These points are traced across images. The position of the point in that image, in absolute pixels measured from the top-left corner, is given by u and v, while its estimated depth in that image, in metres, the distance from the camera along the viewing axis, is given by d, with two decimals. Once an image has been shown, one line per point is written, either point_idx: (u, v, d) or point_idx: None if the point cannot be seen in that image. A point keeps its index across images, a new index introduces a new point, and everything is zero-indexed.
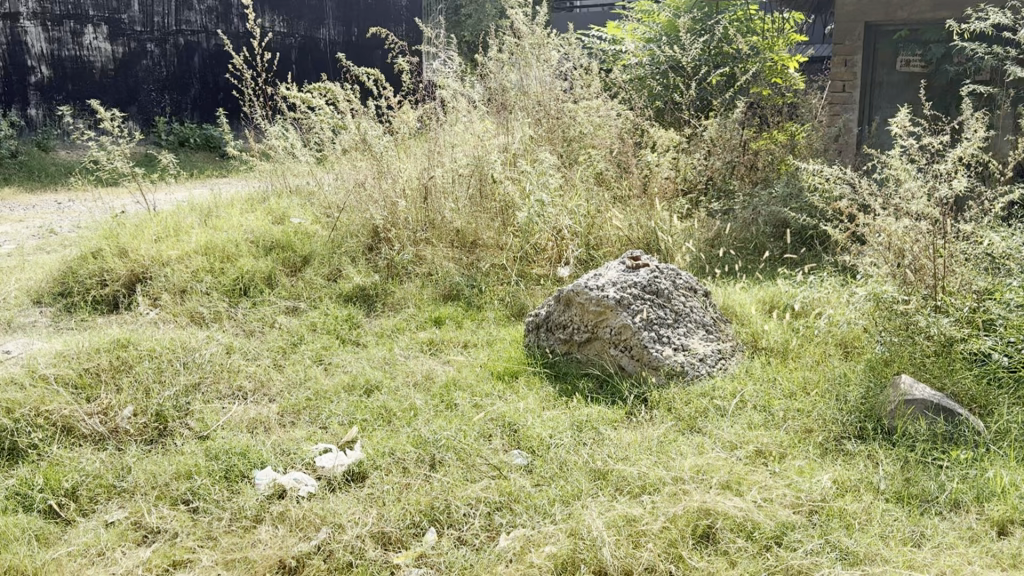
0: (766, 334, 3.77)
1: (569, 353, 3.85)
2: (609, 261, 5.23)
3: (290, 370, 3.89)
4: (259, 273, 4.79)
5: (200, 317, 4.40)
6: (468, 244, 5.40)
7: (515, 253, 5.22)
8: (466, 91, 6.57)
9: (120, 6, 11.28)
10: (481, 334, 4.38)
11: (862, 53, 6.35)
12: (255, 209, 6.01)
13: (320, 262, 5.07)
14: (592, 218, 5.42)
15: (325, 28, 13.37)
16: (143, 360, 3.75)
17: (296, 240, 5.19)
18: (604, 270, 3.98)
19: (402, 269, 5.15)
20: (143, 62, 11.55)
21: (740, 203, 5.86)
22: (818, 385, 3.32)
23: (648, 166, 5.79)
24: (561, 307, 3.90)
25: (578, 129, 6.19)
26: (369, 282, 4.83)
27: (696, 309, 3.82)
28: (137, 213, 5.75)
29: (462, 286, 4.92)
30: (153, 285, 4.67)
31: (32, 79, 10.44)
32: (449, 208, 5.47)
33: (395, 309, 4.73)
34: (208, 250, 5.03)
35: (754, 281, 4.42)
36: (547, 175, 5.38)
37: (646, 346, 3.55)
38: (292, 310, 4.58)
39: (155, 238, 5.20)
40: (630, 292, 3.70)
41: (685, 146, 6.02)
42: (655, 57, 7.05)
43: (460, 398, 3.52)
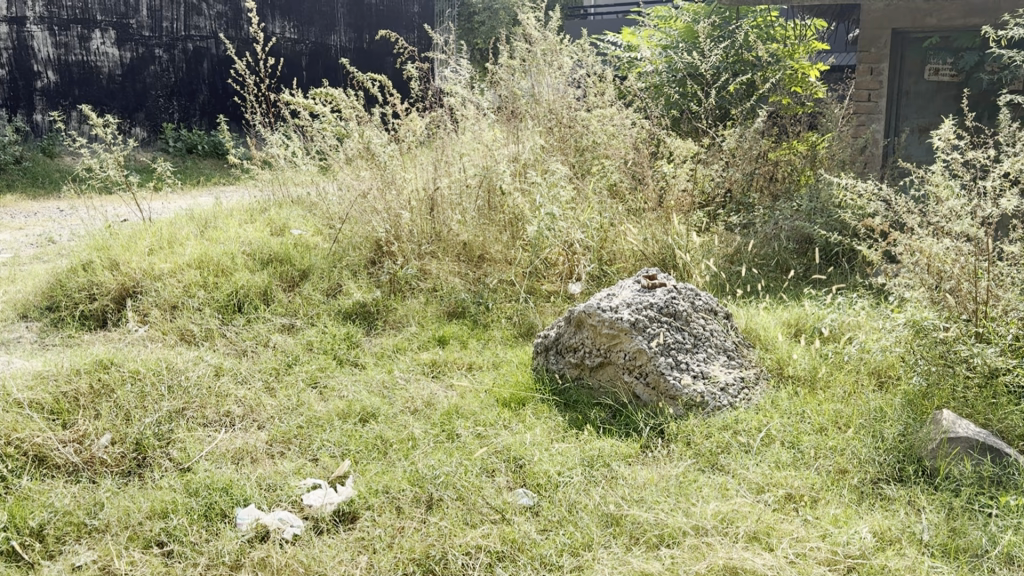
0: (792, 361, 3.51)
1: (579, 379, 3.60)
2: (622, 277, 4.98)
3: (283, 394, 3.66)
4: (254, 288, 4.55)
5: (191, 335, 4.17)
6: (476, 258, 5.17)
7: (524, 268, 4.98)
8: (476, 98, 6.34)
9: (128, 10, 11.08)
10: (487, 355, 4.14)
11: (889, 61, 6.08)
12: (255, 220, 5.78)
13: (320, 276, 4.83)
14: (605, 232, 5.18)
15: (337, 35, 13.21)
16: (126, 383, 3.52)
17: (295, 253, 4.96)
18: (618, 289, 3.74)
19: (405, 284, 4.90)
20: (151, 68, 11.38)
21: (760, 217, 5.61)
22: (851, 420, 3.06)
23: (664, 178, 5.55)
24: (572, 329, 3.65)
25: (592, 138, 5.95)
26: (370, 298, 4.60)
27: (717, 333, 3.56)
28: (132, 223, 5.53)
29: (468, 303, 4.68)
30: (144, 300, 4.45)
31: (38, 85, 10.27)
32: (456, 221, 5.25)
33: (397, 327, 4.49)
34: (202, 263, 4.79)
35: (777, 301, 4.16)
36: (559, 186, 5.15)
37: (662, 373, 3.29)
38: (288, 328, 4.35)
39: (148, 250, 4.98)
40: (646, 315, 3.45)
41: (704, 157, 5.78)
42: (673, 63, 6.74)
43: (462, 428, 3.28)
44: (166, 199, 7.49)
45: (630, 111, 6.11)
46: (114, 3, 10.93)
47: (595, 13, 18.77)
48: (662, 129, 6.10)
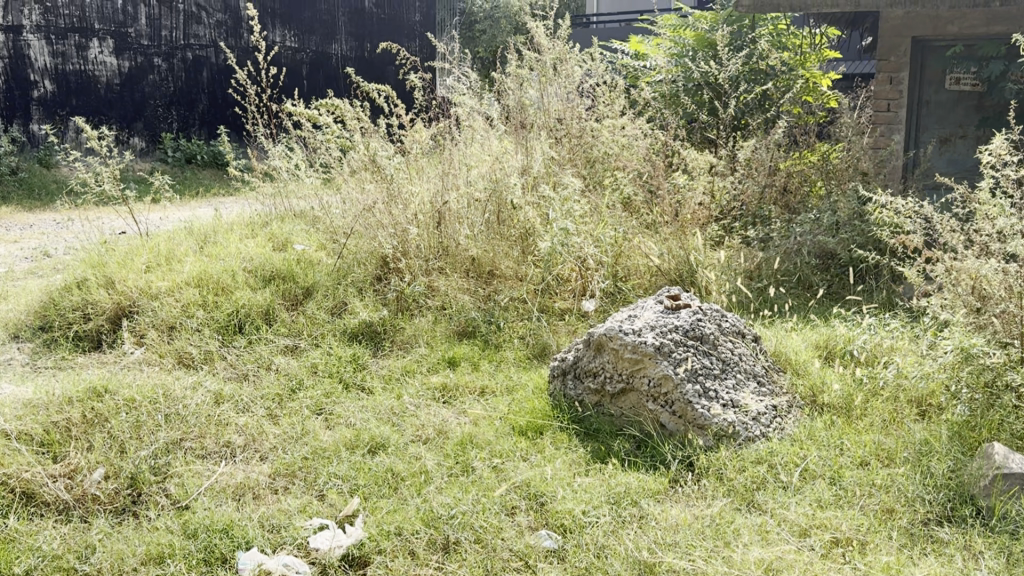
0: (826, 388, 3.32)
1: (599, 406, 3.41)
2: (638, 294, 4.80)
3: (286, 422, 3.46)
4: (256, 307, 4.36)
5: (190, 358, 3.98)
6: (485, 274, 4.98)
7: (536, 285, 4.80)
8: (483, 108, 6.17)
9: (127, 19, 10.91)
10: (500, 378, 3.95)
11: (909, 70, 5.87)
12: (256, 234, 5.59)
13: (324, 294, 4.64)
14: (620, 247, 4.99)
15: (338, 44, 13.04)
16: (120, 413, 3.33)
17: (298, 270, 4.76)
18: (640, 311, 3.55)
19: (413, 302, 4.70)
20: (150, 77, 11.21)
21: (778, 230, 5.42)
22: (894, 455, 2.87)
23: (679, 191, 5.37)
24: (591, 353, 3.45)
25: (603, 150, 5.78)
26: (377, 317, 4.40)
27: (745, 357, 3.36)
28: (129, 238, 5.34)
29: (479, 322, 4.49)
30: (140, 320, 4.26)
31: (35, 94, 10.08)
32: (465, 235, 5.07)
33: (405, 348, 4.30)
34: (201, 281, 4.59)
35: (804, 321, 3.98)
36: (572, 200, 4.97)
37: (689, 401, 3.10)
38: (292, 350, 4.15)
39: (145, 267, 4.79)
40: (671, 339, 3.26)
41: (720, 169, 5.60)
42: (685, 72, 6.59)
43: (478, 461, 3.09)
44: (164, 211, 7.30)
45: (642, 121, 5.93)
46: (113, 11, 10.77)
47: (597, 23, 18.70)
48: (676, 140, 5.93)
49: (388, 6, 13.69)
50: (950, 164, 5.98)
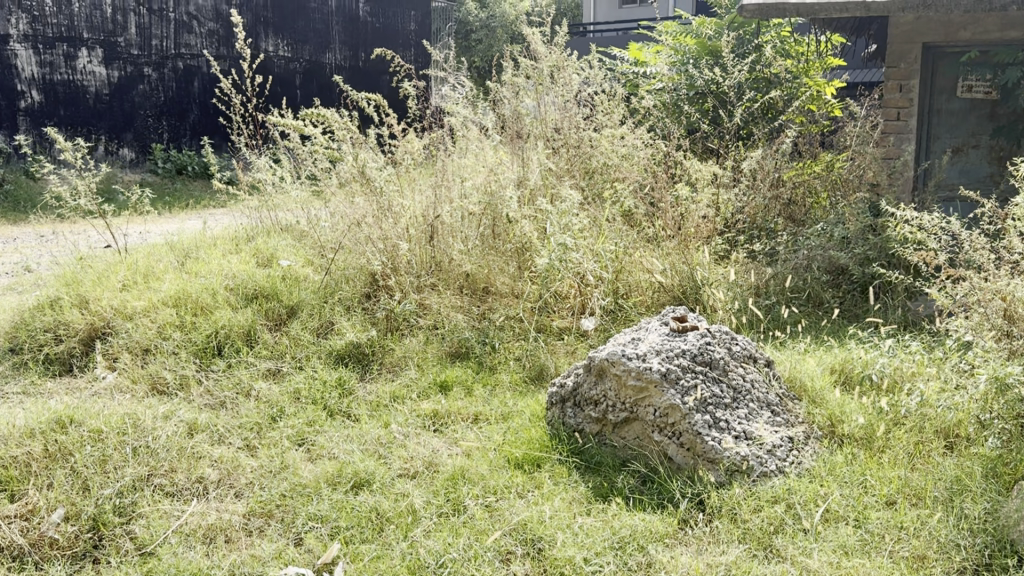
0: (845, 418, 3.09)
1: (601, 436, 3.17)
2: (640, 311, 4.57)
3: (264, 454, 3.22)
4: (237, 328, 4.12)
5: (164, 384, 3.74)
6: (480, 291, 4.77)
7: (533, 302, 4.58)
8: (478, 118, 5.95)
9: (116, 28, 10.65)
10: (494, 403, 3.71)
11: (919, 78, 5.68)
12: (240, 250, 5.36)
13: (309, 313, 4.41)
14: (621, 262, 4.77)
15: (331, 53, 12.83)
16: (85, 446, 3.09)
17: (282, 288, 4.53)
18: (643, 334, 3.31)
19: (403, 321, 4.47)
20: (140, 87, 10.98)
21: (785, 243, 5.19)
22: (923, 494, 2.64)
23: (682, 203, 5.15)
24: (592, 379, 3.22)
25: (602, 160, 5.56)
26: (365, 338, 4.16)
27: (758, 384, 3.13)
28: (106, 254, 5.10)
29: (472, 343, 4.26)
30: (114, 343, 4.02)
31: (22, 105, 9.84)
32: (458, 250, 4.85)
33: (395, 372, 4.06)
34: (179, 300, 4.35)
35: (817, 344, 3.75)
36: (571, 214, 4.74)
37: (699, 432, 2.86)
38: (274, 374, 3.91)
39: (122, 285, 4.55)
40: (677, 364, 3.02)
41: (725, 180, 5.38)
42: (686, 81, 6.39)
43: (470, 499, 2.85)
44: (142, 222, 7.04)
45: (642, 131, 5.71)
46: (102, 20, 10.50)
47: (595, 30, 18.56)
48: (678, 150, 5.71)
49: (382, 14, 13.53)
50: (963, 174, 5.80)
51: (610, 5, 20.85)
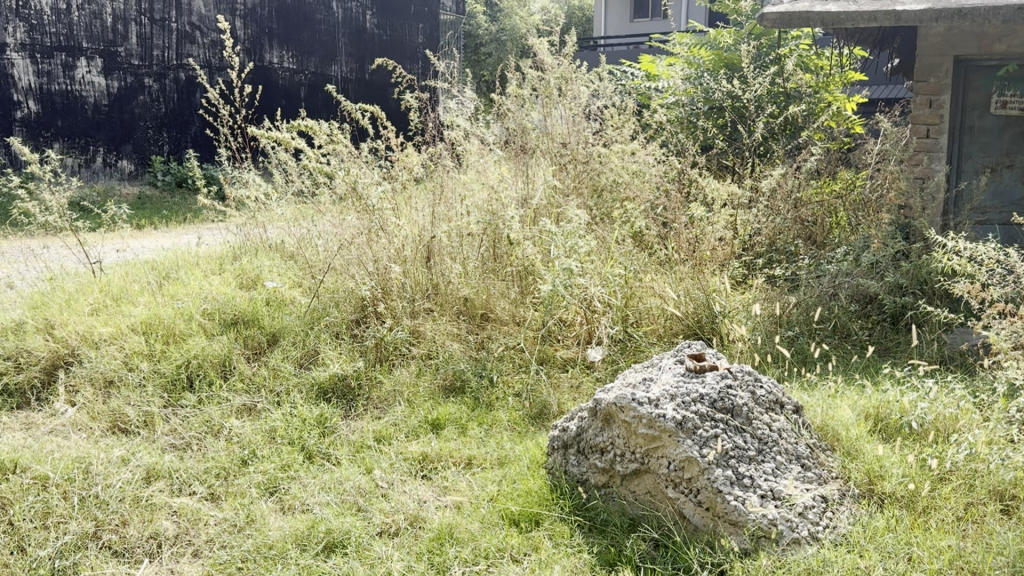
0: (885, 473, 2.73)
1: (607, 490, 2.81)
2: (651, 342, 4.23)
3: (230, 506, 2.87)
4: (211, 358, 3.79)
5: (126, 422, 3.41)
6: (478, 317, 4.41)
7: (536, 331, 4.23)
8: (480, 131, 5.63)
9: (116, 37, 10.35)
10: (489, 446, 3.35)
11: (951, 92, 5.35)
12: (223, 271, 5.03)
13: (292, 342, 4.07)
14: (630, 288, 4.43)
15: (338, 65, 12.51)
16: (27, 496, 2.78)
17: (264, 313, 4.19)
18: (656, 373, 2.95)
19: (394, 350, 4.12)
20: (140, 98, 10.69)
21: (807, 268, 4.84)
22: (981, 570, 2.28)
23: (697, 225, 4.81)
24: (598, 425, 2.86)
25: (612, 177, 5.22)
26: (351, 370, 3.82)
27: (786, 433, 2.76)
28: (79, 274, 4.77)
29: (469, 375, 3.89)
30: (77, 374, 3.69)
31: (18, 115, 9.55)
32: (456, 273, 4.52)
33: (383, 408, 3.71)
34: (149, 327, 4.01)
35: (847, 385, 3.40)
36: (577, 236, 4.39)
37: (719, 490, 2.51)
38: (249, 410, 3.57)
39: (91, 309, 4.22)
40: (695, 411, 2.66)
41: (743, 201, 5.03)
42: (700, 95, 6.06)
43: (456, 565, 2.50)
44: (122, 241, 6.71)
45: (655, 147, 5.38)
46: (102, 29, 10.20)
47: (607, 45, 18.29)
48: (692, 168, 5.37)
49: (390, 26, 13.21)
50: (997, 196, 5.45)
51: (621, 19, 20.60)
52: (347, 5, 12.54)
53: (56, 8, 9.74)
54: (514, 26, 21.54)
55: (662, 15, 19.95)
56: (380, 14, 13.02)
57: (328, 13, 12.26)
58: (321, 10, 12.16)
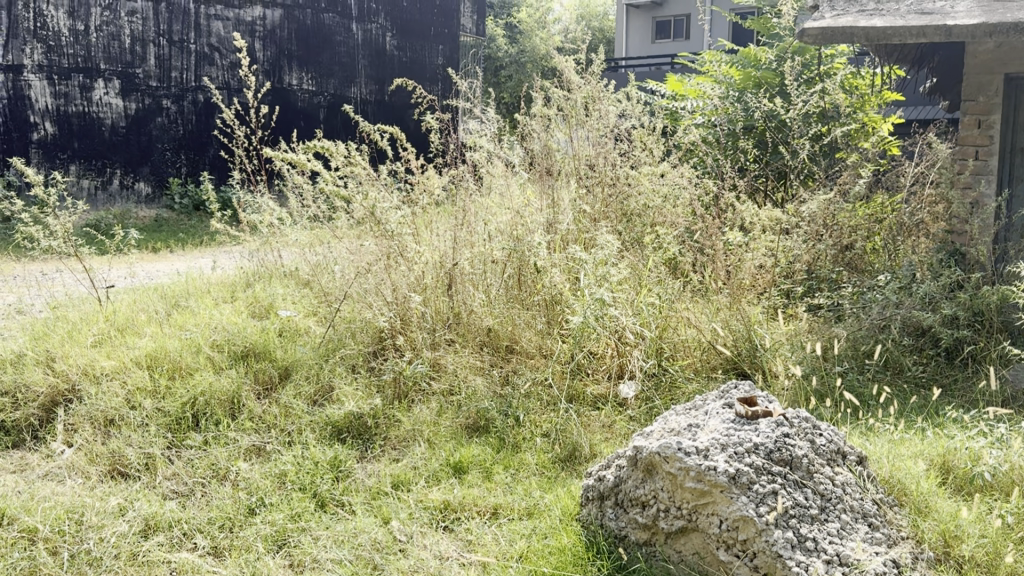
0: (963, 534, 2.44)
1: (650, 548, 2.54)
2: (688, 377, 3.96)
3: (233, 563, 2.61)
4: (219, 395, 3.55)
5: (126, 465, 3.17)
6: (503, 349, 4.15)
7: (564, 365, 3.97)
8: (504, 153, 5.40)
9: (135, 59, 10.18)
10: (516, 494, 3.08)
11: (1002, 112, 5.08)
12: (234, 300, 4.81)
13: (305, 376, 3.82)
14: (665, 319, 4.17)
15: (357, 87, 12.32)
16: (12, 553, 2.55)
17: (276, 345, 3.95)
18: (702, 419, 2.69)
19: (413, 385, 3.86)
20: (158, 120, 10.51)
21: (852, 298, 4.56)
22: None
23: (735, 252, 4.54)
24: (638, 475, 2.59)
25: (642, 201, 4.97)
26: (368, 408, 3.56)
27: (850, 488, 2.49)
28: (84, 303, 4.56)
29: (493, 414, 3.62)
30: (76, 411, 3.45)
31: (34, 137, 9.47)
32: (479, 301, 4.28)
33: (401, 449, 3.45)
34: (154, 360, 3.78)
35: (907, 432, 3.11)
36: (609, 264, 4.13)
37: (779, 554, 2.24)
38: (258, 451, 3.32)
39: (94, 341, 3.99)
40: (750, 464, 2.40)
41: (783, 227, 4.76)
42: (732, 115, 5.82)
43: None
44: (130, 267, 6.51)
45: (687, 170, 5.13)
46: (120, 51, 10.04)
47: (629, 66, 18.10)
48: (726, 191, 5.11)
49: (409, 47, 12.95)
50: None
51: (642, 41, 20.42)
52: (366, 27, 12.30)
53: (73, 29, 9.63)
54: (534, 48, 21.48)
55: (683, 35, 19.81)
56: (400, 36, 12.78)
57: (348, 35, 12.07)
58: (341, 32, 11.99)
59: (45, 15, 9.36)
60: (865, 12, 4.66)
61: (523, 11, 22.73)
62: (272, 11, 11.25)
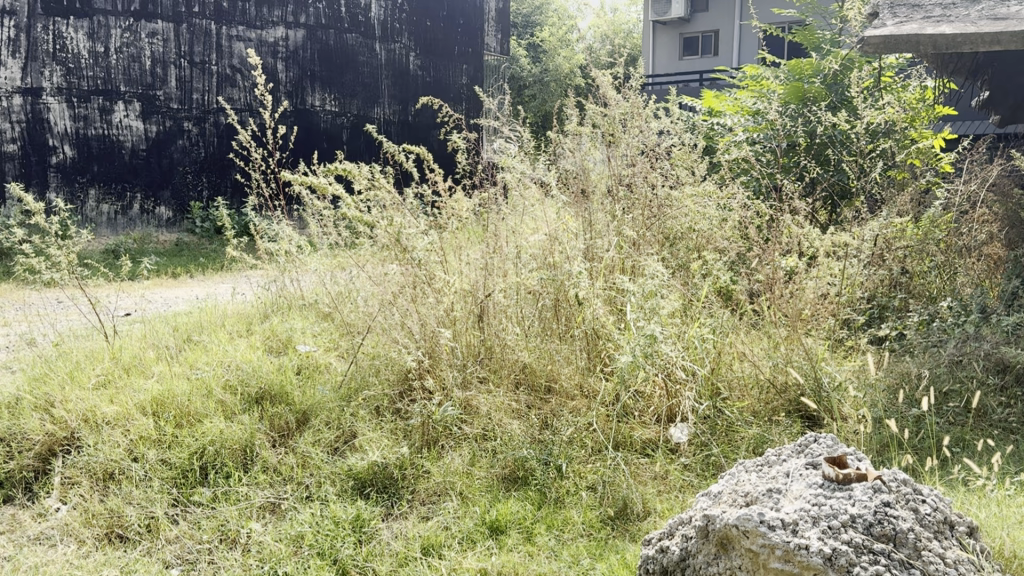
0: None
1: None
2: (747, 419, 3.58)
3: None
4: (230, 444, 3.22)
5: (125, 527, 2.85)
6: (540, 388, 3.79)
7: (609, 406, 3.60)
8: (539, 174, 5.06)
9: (156, 80, 9.97)
10: (562, 561, 2.70)
11: None
12: (250, 334, 4.50)
13: (325, 421, 3.49)
14: (719, 354, 3.80)
15: (381, 107, 12.04)
16: None
17: (293, 387, 3.62)
18: (785, 483, 2.34)
19: (443, 430, 3.51)
20: (179, 142, 10.25)
21: (920, 331, 4.17)
22: None
23: (792, 280, 4.17)
24: (712, 549, 2.24)
25: (688, 225, 4.62)
26: (395, 458, 3.21)
27: (967, 567, 2.10)
28: (90, 340, 4.25)
29: (533, 463, 3.24)
30: (75, 463, 3.14)
31: (52, 160, 9.30)
32: (513, 335, 3.93)
33: (431, 506, 3.09)
34: (161, 405, 3.45)
35: (1013, 492, 2.72)
36: (658, 295, 3.75)
37: None
38: (272, 509, 2.98)
39: (97, 383, 3.68)
40: (846, 541, 2.06)
41: (844, 252, 4.37)
42: (780, 132, 5.46)
43: None
44: (143, 296, 6.24)
45: (735, 191, 4.76)
46: (140, 73, 9.83)
47: (658, 85, 17.77)
48: (778, 214, 4.74)
49: (434, 66, 12.65)
50: None
51: (671, 58, 20.12)
52: (390, 46, 12.05)
53: (93, 52, 9.45)
54: (559, 67, 21.38)
55: (711, 52, 19.48)
56: (424, 55, 12.50)
57: (372, 55, 11.82)
58: (364, 52, 11.75)
59: (64, 37, 9.22)
60: (930, 19, 4.30)
61: (547, 30, 22.56)
62: (295, 32, 11.04)
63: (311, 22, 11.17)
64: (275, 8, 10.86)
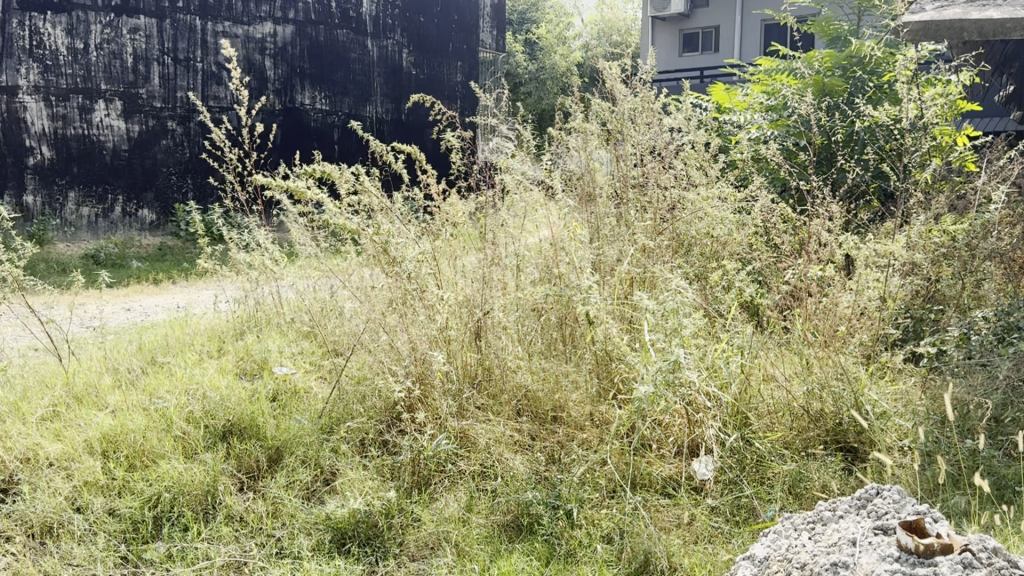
0: None
1: None
2: (779, 453, 3.16)
3: None
4: (189, 490, 2.81)
5: None
6: (545, 417, 3.37)
7: (623, 440, 3.18)
8: (541, 175, 4.64)
9: (138, 78, 9.51)
10: None
11: None
12: (223, 354, 4.07)
13: (300, 459, 3.07)
14: (745, 379, 3.38)
15: (373, 106, 11.59)
16: None
17: (264, 419, 3.19)
18: (854, 556, 1.92)
19: (436, 468, 3.08)
20: (163, 143, 9.80)
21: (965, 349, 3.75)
22: None
23: (825, 293, 3.74)
24: None
25: (705, 230, 4.19)
26: (380, 505, 2.78)
27: None
28: (42, 362, 3.82)
29: (539, 509, 2.81)
30: (8, 514, 2.71)
31: (29, 162, 8.87)
32: (515, 357, 3.50)
33: (421, 562, 2.67)
34: (112, 442, 3.03)
35: None
36: (679, 313, 3.33)
37: None
38: (236, 569, 2.56)
39: (42, 415, 3.24)
40: None
41: (880, 261, 3.95)
42: (800, 128, 5.04)
43: None
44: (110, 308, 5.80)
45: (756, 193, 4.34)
46: (122, 70, 9.36)
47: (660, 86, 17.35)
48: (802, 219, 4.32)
49: (427, 63, 12.21)
50: None
51: (671, 55, 19.71)
52: (383, 43, 11.61)
53: (71, 48, 8.99)
54: (555, 64, 21.05)
55: (712, 48, 19.14)
56: (418, 52, 12.06)
57: (363, 52, 11.38)
58: (355, 49, 11.30)
59: (41, 33, 8.77)
60: (976, 3, 3.88)
61: (541, 27, 22.22)
62: (283, 27, 10.60)
63: (299, 17, 10.72)
64: (262, 3, 10.41)
